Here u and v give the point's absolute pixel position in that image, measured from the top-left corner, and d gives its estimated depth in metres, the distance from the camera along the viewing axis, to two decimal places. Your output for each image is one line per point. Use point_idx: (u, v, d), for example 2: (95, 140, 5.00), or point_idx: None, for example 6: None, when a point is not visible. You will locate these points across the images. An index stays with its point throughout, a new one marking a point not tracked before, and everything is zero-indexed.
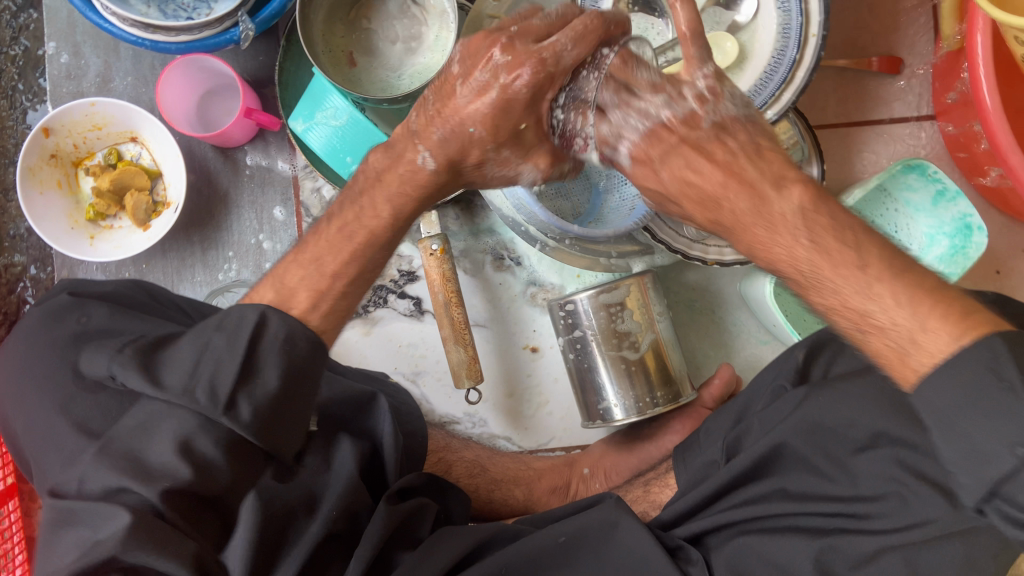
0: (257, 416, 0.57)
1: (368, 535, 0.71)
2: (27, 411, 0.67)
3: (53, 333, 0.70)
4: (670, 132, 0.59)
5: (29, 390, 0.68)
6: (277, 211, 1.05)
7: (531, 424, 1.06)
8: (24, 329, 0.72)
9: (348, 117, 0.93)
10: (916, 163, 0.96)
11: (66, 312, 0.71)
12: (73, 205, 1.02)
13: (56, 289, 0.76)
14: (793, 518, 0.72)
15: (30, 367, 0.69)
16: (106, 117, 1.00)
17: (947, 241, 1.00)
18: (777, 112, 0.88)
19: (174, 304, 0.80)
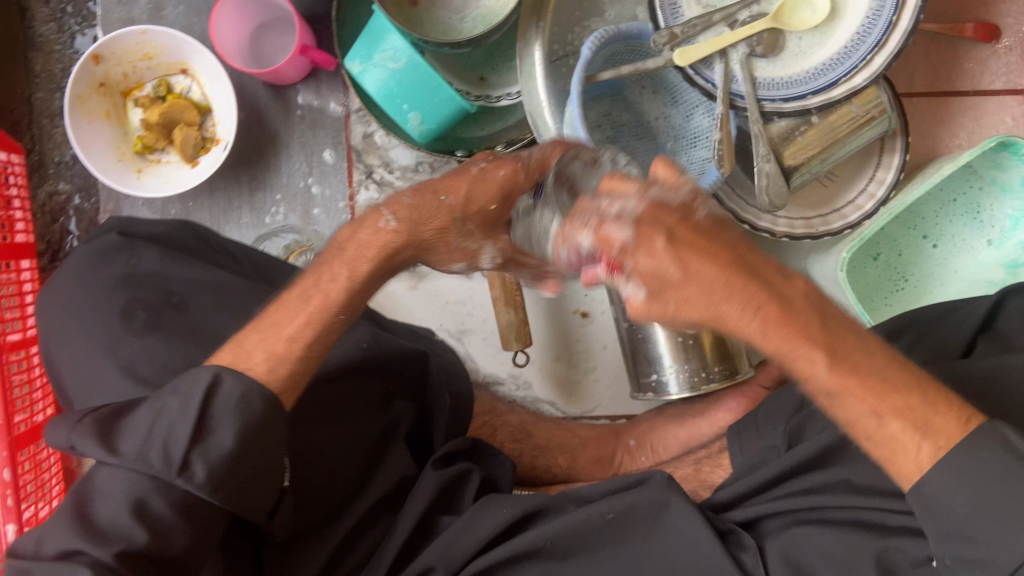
0: (212, 478, 0.54)
1: (418, 500, 0.72)
2: (72, 351, 0.68)
3: (99, 275, 0.70)
4: (653, 232, 0.46)
5: (75, 329, 0.68)
6: (327, 154, 1.02)
7: (576, 390, 1.03)
8: (70, 266, 0.73)
9: (407, 60, 0.88)
10: (1013, 142, 0.86)
11: (116, 253, 0.71)
12: (121, 137, 0.99)
13: (104, 226, 0.75)
14: (855, 511, 0.69)
15: (74, 308, 0.69)
16: (158, 46, 0.97)
17: None
18: (868, 78, 0.81)
19: (221, 246, 0.78)
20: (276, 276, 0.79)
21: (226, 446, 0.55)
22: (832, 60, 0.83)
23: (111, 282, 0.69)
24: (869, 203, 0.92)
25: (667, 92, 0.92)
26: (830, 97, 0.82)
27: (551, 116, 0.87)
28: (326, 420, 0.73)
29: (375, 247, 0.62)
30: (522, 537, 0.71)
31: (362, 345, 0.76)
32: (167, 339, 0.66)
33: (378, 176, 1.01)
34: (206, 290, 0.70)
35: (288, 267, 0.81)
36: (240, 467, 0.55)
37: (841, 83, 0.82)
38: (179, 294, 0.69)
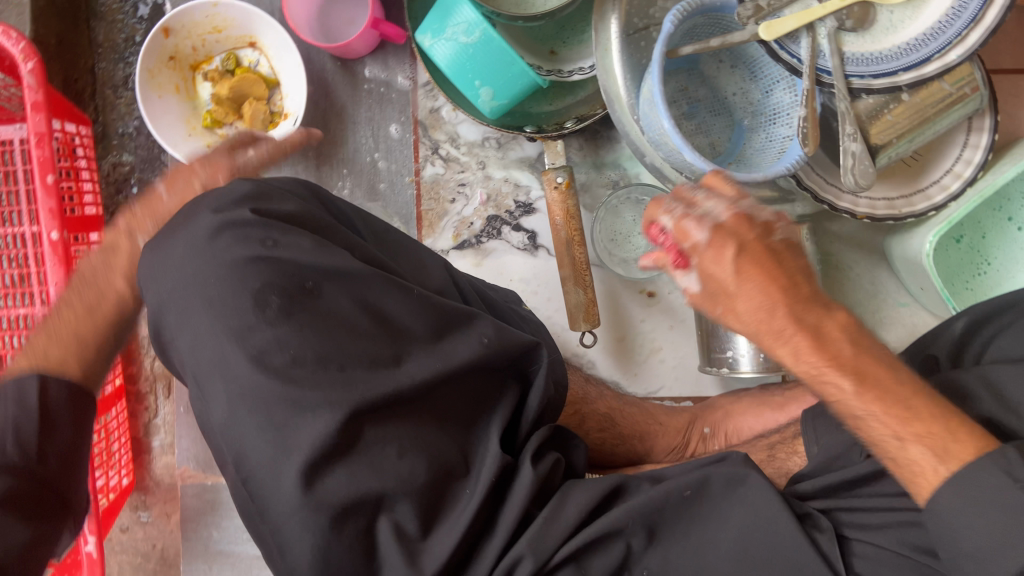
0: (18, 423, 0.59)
1: (519, 492, 0.70)
2: (191, 328, 0.64)
3: (230, 247, 0.64)
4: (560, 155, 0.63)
5: (196, 305, 0.63)
6: (392, 128, 1.01)
7: (641, 370, 1.01)
8: (190, 232, 0.65)
9: (480, 34, 0.85)
10: None
11: (250, 230, 0.65)
12: (191, 111, 1.00)
13: (234, 194, 0.67)
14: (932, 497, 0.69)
15: (202, 278, 0.63)
16: (227, 19, 0.96)
17: None
18: (962, 54, 0.78)
19: (342, 213, 0.74)
20: (400, 253, 0.75)
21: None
22: (925, 35, 0.78)
23: (240, 261, 0.64)
24: (955, 183, 0.88)
25: (745, 67, 0.89)
26: (921, 75, 0.79)
27: (628, 92, 0.86)
28: (436, 413, 0.68)
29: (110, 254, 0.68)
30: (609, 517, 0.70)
31: (483, 342, 0.71)
32: (302, 329, 0.63)
33: (445, 152, 1.01)
34: (335, 274, 0.66)
35: (409, 242, 0.78)
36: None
37: (933, 60, 0.78)
38: (312, 279, 0.65)
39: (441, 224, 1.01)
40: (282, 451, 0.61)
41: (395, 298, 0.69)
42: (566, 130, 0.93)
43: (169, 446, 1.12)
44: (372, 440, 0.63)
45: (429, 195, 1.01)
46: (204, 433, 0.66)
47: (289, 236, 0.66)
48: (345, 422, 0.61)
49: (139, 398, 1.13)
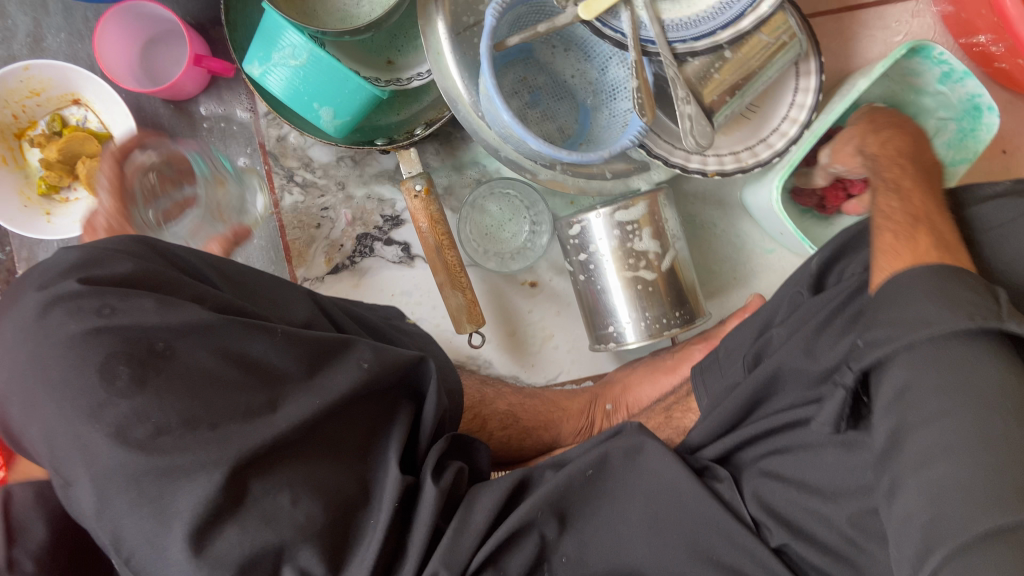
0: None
1: (424, 509, 0.68)
2: (37, 418, 0.56)
3: (58, 323, 0.57)
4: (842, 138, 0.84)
5: (36, 393, 0.56)
6: (241, 163, 0.98)
7: (536, 360, 1.02)
8: (12, 314, 0.59)
9: (307, 56, 0.83)
10: (923, 45, 0.88)
11: (82, 301, 0.58)
12: (23, 180, 0.94)
13: (58, 263, 0.61)
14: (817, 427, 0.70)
15: (25, 364, 0.57)
16: (43, 80, 0.91)
17: (954, 126, 0.96)
18: (772, 2, 0.81)
19: (191, 264, 0.69)
20: (261, 293, 0.72)
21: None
22: None
23: (81, 336, 0.56)
24: (793, 128, 0.92)
25: (578, 48, 0.91)
26: (739, 30, 0.81)
27: (467, 90, 0.86)
28: (325, 451, 0.65)
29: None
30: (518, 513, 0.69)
31: (363, 366, 0.68)
32: (161, 395, 0.57)
33: (300, 178, 0.99)
34: (186, 331, 0.60)
35: (266, 280, 0.75)
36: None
37: (748, 13, 0.81)
38: (163, 339, 0.59)
39: (310, 251, 0.99)
40: (160, 523, 0.55)
41: (264, 341, 0.64)
42: (416, 138, 0.93)
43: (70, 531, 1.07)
44: (260, 494, 0.59)
45: (293, 224, 0.99)
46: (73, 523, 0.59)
47: (127, 300, 0.59)
48: (227, 480, 0.57)
49: None
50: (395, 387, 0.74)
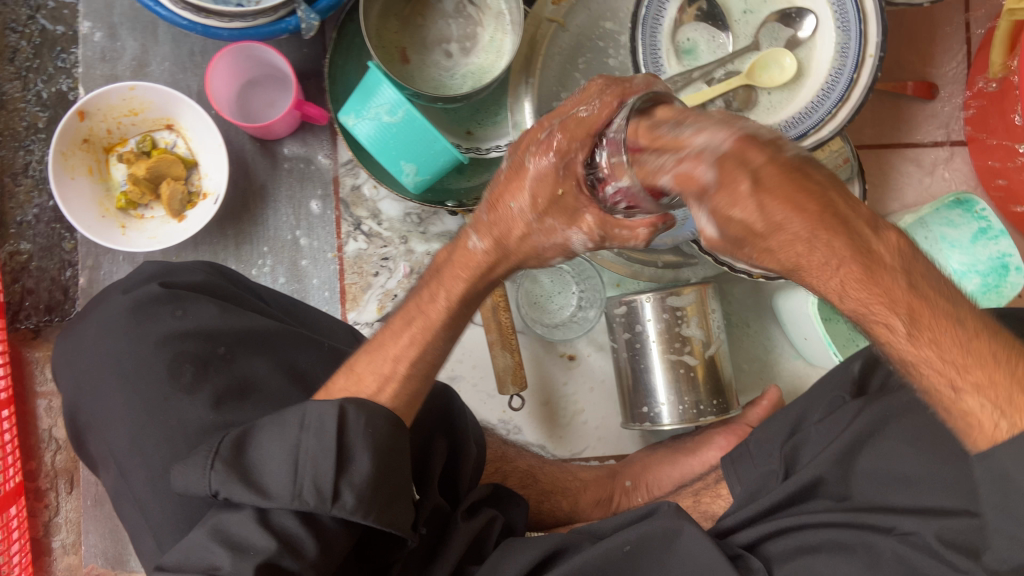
0: (361, 501, 0.57)
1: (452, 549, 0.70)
2: (109, 404, 0.66)
3: (142, 326, 0.68)
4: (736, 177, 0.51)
5: (111, 382, 0.67)
6: (313, 204, 1.02)
7: (565, 433, 1.05)
8: (103, 318, 0.70)
9: (402, 114, 0.89)
10: (967, 198, 0.98)
11: (159, 305, 0.69)
12: (104, 193, 0.98)
13: (143, 274, 0.74)
14: (836, 530, 0.73)
15: (109, 359, 0.68)
16: (144, 102, 0.97)
17: (978, 280, 1.02)
18: (833, 129, 0.90)
19: (252, 290, 0.79)
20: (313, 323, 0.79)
21: (367, 468, 0.57)
22: (798, 115, 0.91)
23: (161, 339, 0.67)
24: None
25: None
26: (799, 148, 0.90)
27: None
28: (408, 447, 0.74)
29: (467, 267, 0.65)
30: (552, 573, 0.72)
31: None
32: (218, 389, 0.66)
33: (367, 228, 1.03)
34: (243, 340, 0.69)
35: (318, 315, 0.82)
36: (384, 487, 0.58)
37: (810, 135, 0.90)
38: (225, 345, 0.68)
39: (364, 297, 1.03)
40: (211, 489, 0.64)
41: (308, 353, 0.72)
42: None
43: (71, 545, 1.05)
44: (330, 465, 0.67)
45: (352, 269, 1.03)
46: (127, 508, 0.66)
47: (196, 306, 0.70)
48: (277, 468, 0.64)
49: (38, 496, 1.06)
50: (430, 419, 0.76)
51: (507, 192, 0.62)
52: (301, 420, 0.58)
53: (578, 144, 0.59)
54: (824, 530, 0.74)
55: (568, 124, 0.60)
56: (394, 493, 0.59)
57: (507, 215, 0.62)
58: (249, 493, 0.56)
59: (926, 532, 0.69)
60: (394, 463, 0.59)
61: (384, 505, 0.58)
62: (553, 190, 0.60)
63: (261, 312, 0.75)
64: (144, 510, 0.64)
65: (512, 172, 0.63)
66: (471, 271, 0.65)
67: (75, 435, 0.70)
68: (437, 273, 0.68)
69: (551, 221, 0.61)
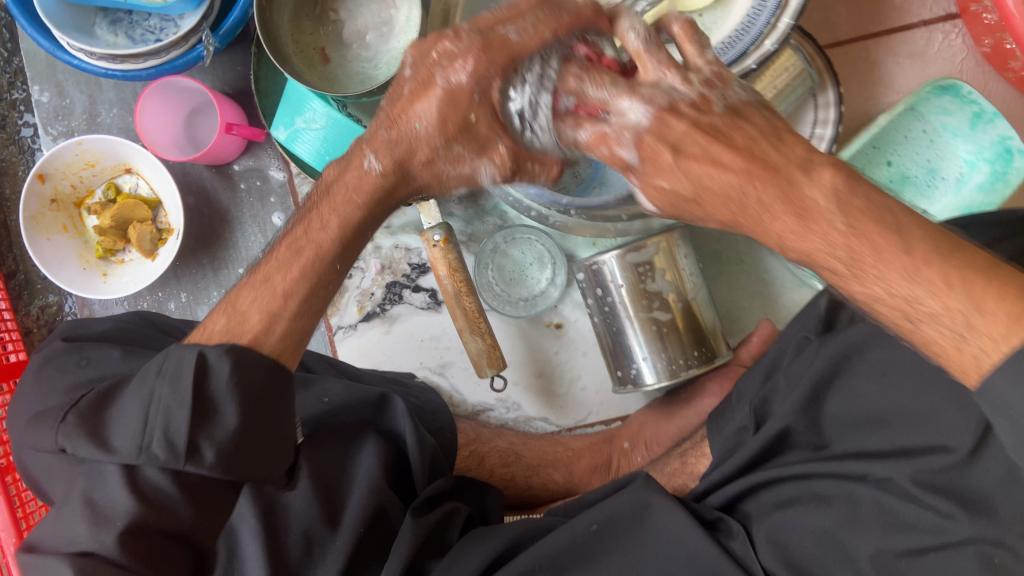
0: (222, 456, 0.55)
1: (397, 548, 0.72)
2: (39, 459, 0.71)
3: (58, 380, 0.72)
4: (660, 143, 0.53)
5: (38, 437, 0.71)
6: (275, 216, 1.03)
7: (565, 402, 1.03)
8: (25, 381, 0.76)
9: (327, 120, 0.88)
10: (948, 82, 0.89)
11: (67, 356, 0.74)
12: (82, 245, 1.03)
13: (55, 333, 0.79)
14: (810, 481, 0.69)
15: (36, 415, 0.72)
16: (96, 153, 0.99)
17: (985, 169, 0.93)
18: (776, 41, 0.80)
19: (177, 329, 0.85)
20: None
21: (231, 422, 0.55)
22: (735, 33, 0.82)
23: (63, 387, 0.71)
24: None
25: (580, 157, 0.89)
26: (744, 68, 0.80)
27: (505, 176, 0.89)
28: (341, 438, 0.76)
29: (362, 191, 0.64)
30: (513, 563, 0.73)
31: (323, 401, 0.75)
32: None
33: None
34: None
35: None
36: (245, 442, 0.56)
37: (750, 52, 0.80)
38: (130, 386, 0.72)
39: (343, 300, 1.04)
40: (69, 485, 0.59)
41: None
42: None
43: None
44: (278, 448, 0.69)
45: None
46: None
47: (98, 352, 0.74)
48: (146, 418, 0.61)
49: None
50: (359, 424, 0.78)
51: (411, 107, 0.60)
52: (159, 365, 0.56)
53: (493, 71, 0.58)
54: (803, 482, 0.69)
55: (482, 42, 0.57)
56: (260, 444, 0.57)
57: (410, 140, 0.62)
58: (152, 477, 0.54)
59: (901, 476, 0.62)
60: (262, 423, 0.57)
61: (240, 457, 0.55)
62: (464, 116, 0.60)
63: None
64: None
65: (422, 96, 0.60)
66: (367, 195, 0.64)
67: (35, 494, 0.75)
68: (308, 209, 0.65)
69: (459, 148, 0.62)
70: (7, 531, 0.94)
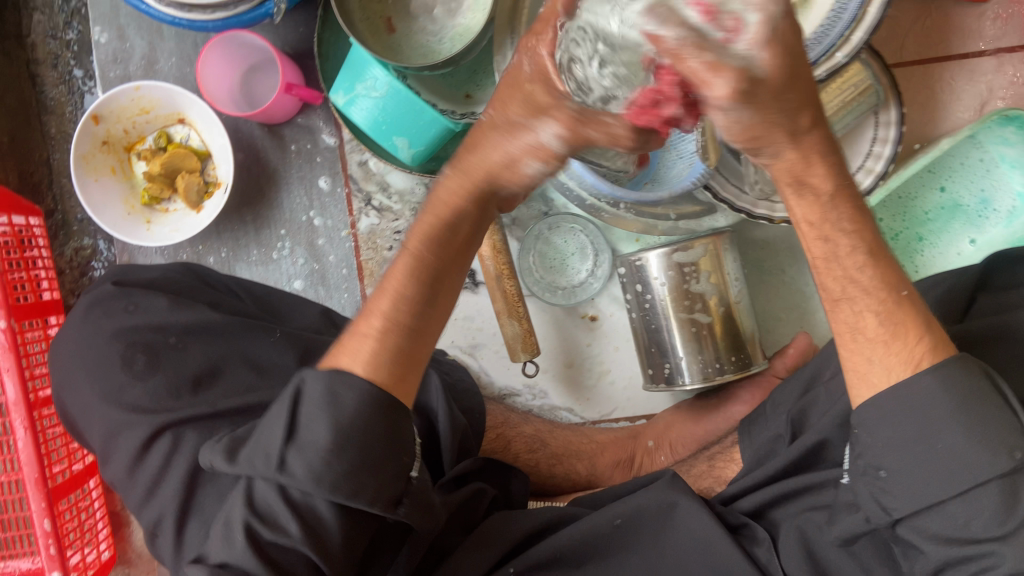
0: (311, 472, 0.55)
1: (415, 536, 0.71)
2: (82, 398, 0.72)
3: (106, 323, 0.74)
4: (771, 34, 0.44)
5: (84, 378, 0.72)
6: (322, 181, 1.04)
7: (592, 394, 1.03)
8: (74, 319, 0.77)
9: (388, 88, 0.87)
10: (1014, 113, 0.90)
11: (116, 300, 0.75)
12: (129, 190, 1.03)
13: (106, 274, 0.80)
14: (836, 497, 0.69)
15: (85, 356, 0.73)
16: (153, 100, 1.00)
17: None
18: (847, 55, 0.79)
19: (222, 284, 0.84)
20: (283, 310, 0.84)
21: (320, 439, 0.56)
22: (808, 42, 0.81)
23: (115, 331, 0.73)
24: (869, 178, 0.90)
25: None
26: (813, 77, 0.80)
27: None
28: None
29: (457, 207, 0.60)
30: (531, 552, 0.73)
31: None
32: (170, 377, 0.71)
33: (378, 202, 1.03)
34: (194, 329, 0.74)
35: (293, 299, 0.87)
36: (341, 458, 0.55)
37: (821, 63, 0.80)
38: (175, 334, 0.73)
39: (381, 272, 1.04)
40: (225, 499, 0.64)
41: (262, 341, 0.75)
42: None
43: None
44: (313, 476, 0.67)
45: (366, 245, 1.04)
46: (120, 493, 0.71)
47: (147, 300, 0.75)
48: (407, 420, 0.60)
49: None
50: None
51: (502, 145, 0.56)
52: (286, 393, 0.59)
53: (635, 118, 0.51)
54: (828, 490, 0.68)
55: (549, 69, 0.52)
56: (366, 462, 0.56)
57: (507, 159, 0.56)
58: (262, 493, 0.56)
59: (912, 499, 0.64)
60: (373, 445, 0.56)
61: (344, 475, 0.55)
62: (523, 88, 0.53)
63: (220, 304, 0.79)
64: (124, 491, 0.70)
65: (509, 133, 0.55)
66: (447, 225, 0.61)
67: (72, 432, 0.76)
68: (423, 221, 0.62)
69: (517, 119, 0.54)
70: (30, 465, 0.94)
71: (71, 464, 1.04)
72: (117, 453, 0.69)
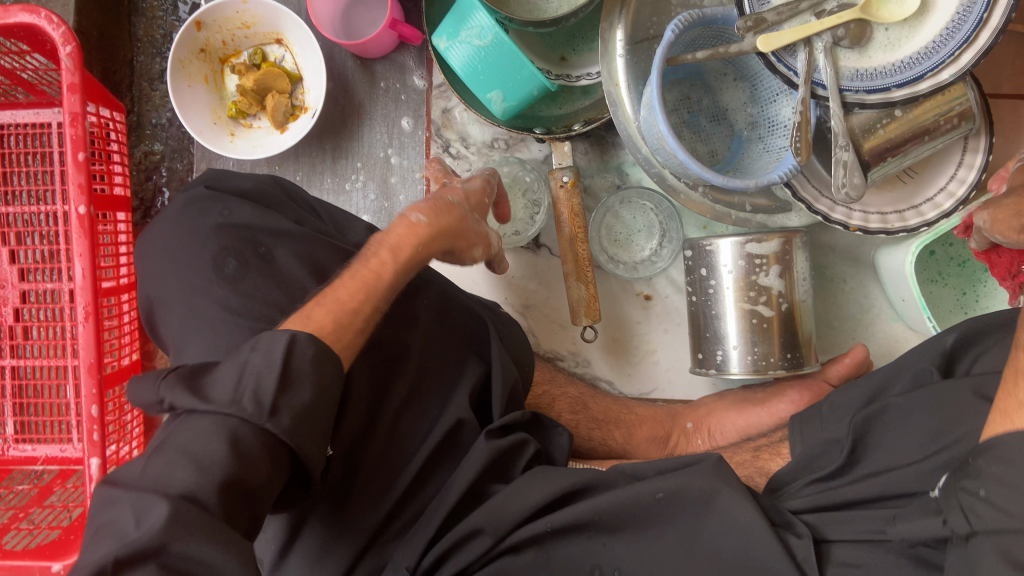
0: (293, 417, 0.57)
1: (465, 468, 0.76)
2: (167, 287, 0.74)
3: (198, 221, 0.76)
4: None
5: (171, 268, 0.74)
6: (405, 122, 1.05)
7: (635, 371, 1.04)
8: (168, 214, 0.80)
9: (492, 38, 0.87)
10: None
11: (210, 202, 0.77)
12: (217, 101, 1.05)
13: (202, 177, 0.82)
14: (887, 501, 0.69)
15: (175, 249, 0.76)
16: (256, 16, 1.01)
17: None
18: (954, 74, 0.78)
19: (306, 205, 0.86)
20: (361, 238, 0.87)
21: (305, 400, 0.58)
22: (916, 56, 0.79)
23: (207, 229, 0.75)
24: (948, 202, 0.91)
25: (749, 84, 0.93)
26: (914, 92, 0.80)
27: (633, 106, 0.89)
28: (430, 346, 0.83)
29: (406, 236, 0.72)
30: (567, 510, 0.72)
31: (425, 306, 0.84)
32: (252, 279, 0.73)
33: (455, 150, 1.04)
34: (281, 236, 0.76)
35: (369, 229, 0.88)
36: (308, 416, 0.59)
37: (926, 78, 0.79)
38: (262, 242, 0.75)
39: None
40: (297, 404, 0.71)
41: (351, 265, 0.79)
42: (573, 133, 0.97)
43: None
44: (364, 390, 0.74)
45: None
46: None
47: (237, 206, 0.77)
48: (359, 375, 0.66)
49: None
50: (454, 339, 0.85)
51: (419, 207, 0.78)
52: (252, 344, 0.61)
53: None
54: (867, 485, 0.70)
55: None
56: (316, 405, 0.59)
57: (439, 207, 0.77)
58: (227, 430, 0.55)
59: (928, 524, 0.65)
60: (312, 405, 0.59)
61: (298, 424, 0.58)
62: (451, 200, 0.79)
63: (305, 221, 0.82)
64: None
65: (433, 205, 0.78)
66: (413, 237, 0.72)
67: (149, 320, 0.78)
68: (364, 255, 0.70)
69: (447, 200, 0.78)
70: (87, 351, 0.96)
71: (120, 358, 1.07)
72: (192, 344, 0.71)
